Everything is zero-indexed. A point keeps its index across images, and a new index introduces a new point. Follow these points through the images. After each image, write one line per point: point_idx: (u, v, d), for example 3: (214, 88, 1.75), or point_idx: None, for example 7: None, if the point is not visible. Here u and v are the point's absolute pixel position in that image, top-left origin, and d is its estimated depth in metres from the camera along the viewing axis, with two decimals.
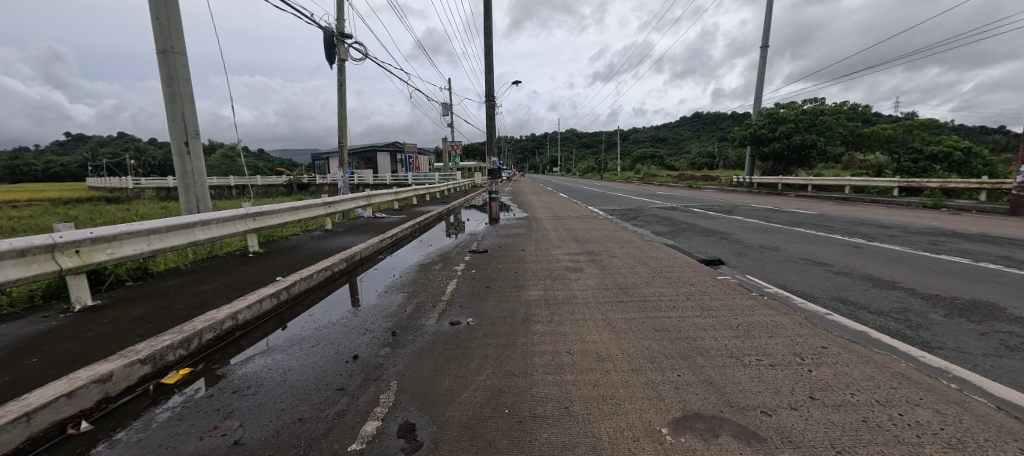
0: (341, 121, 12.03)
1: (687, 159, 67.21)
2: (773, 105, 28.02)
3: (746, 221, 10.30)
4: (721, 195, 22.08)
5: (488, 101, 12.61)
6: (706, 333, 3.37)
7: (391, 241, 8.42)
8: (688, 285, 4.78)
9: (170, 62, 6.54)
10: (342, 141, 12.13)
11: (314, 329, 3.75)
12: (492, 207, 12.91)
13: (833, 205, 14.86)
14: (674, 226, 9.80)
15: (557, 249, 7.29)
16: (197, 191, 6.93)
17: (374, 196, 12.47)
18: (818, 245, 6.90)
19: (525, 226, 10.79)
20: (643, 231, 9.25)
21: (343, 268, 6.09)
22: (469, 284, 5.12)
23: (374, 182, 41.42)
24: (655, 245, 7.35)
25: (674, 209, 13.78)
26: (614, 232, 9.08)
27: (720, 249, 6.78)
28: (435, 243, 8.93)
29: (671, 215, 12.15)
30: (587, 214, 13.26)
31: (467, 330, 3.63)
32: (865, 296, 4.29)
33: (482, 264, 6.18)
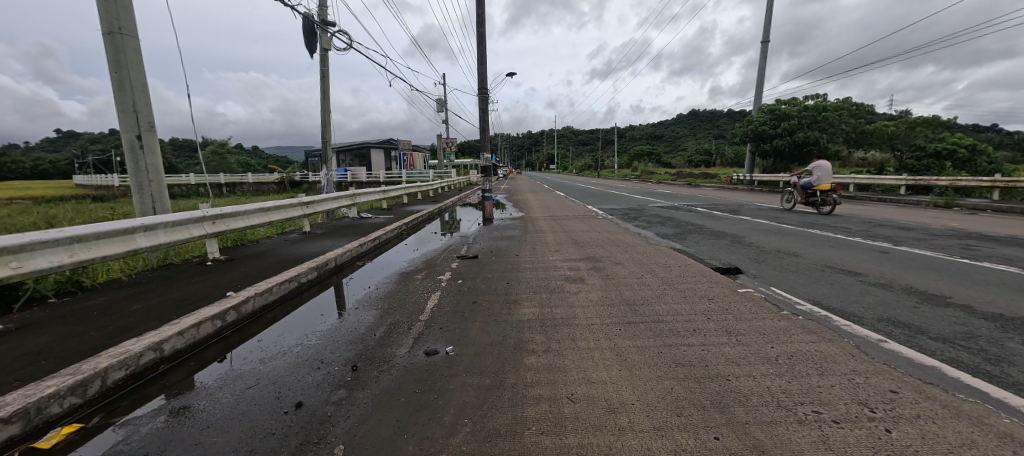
0: (325, 116, 11.29)
1: (685, 157, 66.75)
2: (775, 102, 27.48)
3: (756, 222, 9.63)
4: (723, 193, 21.52)
5: (481, 95, 11.90)
6: (740, 370, 2.71)
7: (373, 245, 7.70)
8: (707, 300, 4.13)
9: (119, 45, 5.84)
10: (326, 136, 11.39)
11: (257, 362, 3.06)
12: (486, 206, 12.19)
13: (842, 204, 14.29)
14: (680, 227, 9.15)
15: (554, 254, 6.61)
16: (152, 190, 6.23)
17: (360, 195, 11.76)
18: (842, 250, 6.25)
19: (520, 227, 10.13)
20: (647, 233, 8.60)
21: (314, 277, 5.40)
22: (454, 299, 4.43)
23: (368, 180, 40.67)
24: (661, 250, 6.68)
25: (678, 209, 13.08)
26: (616, 234, 8.42)
27: (734, 255, 6.13)
28: (425, 245, 8.26)
29: (675, 215, 11.47)
30: (586, 213, 12.61)
31: (445, 364, 2.94)
32: (917, 315, 3.64)
33: (470, 274, 5.48)
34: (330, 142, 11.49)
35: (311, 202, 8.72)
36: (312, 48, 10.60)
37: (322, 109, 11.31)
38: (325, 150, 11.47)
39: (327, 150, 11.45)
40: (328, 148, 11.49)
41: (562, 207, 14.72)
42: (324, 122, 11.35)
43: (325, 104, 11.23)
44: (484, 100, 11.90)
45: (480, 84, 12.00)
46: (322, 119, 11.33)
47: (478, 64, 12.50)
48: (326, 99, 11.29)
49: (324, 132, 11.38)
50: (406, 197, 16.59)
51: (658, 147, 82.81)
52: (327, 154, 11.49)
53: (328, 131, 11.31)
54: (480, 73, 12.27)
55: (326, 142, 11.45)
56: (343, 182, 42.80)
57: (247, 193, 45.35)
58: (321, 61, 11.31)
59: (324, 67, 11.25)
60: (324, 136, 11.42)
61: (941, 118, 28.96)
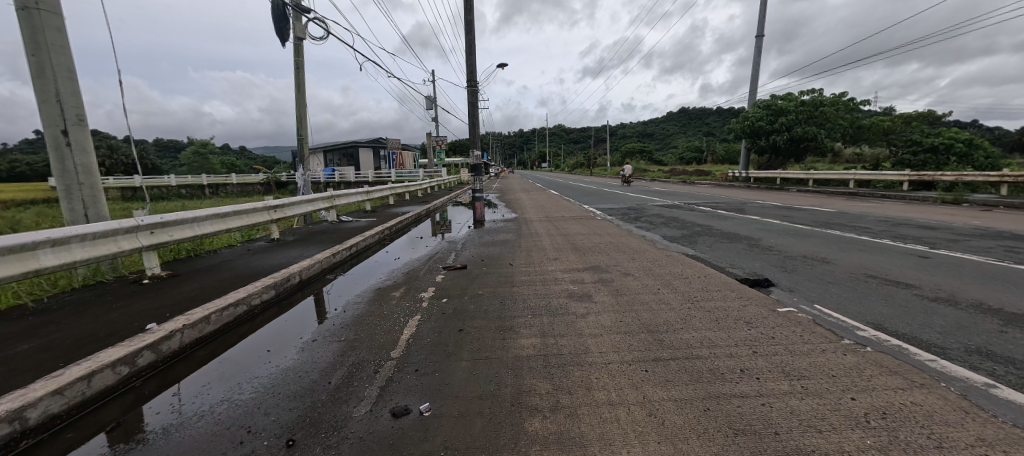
0: (301, 111, 10.38)
1: (677, 154, 66.51)
2: (771, 97, 27.04)
3: (767, 222, 8.95)
4: (721, 191, 20.91)
5: (470, 88, 11.04)
6: (824, 439, 1.95)
7: (350, 253, 6.85)
8: (745, 325, 3.38)
9: (35, 23, 4.91)
10: (303, 133, 10.48)
11: (158, 433, 2.23)
12: (476, 207, 11.37)
13: (848, 201, 13.72)
14: (687, 229, 8.43)
15: (553, 263, 5.85)
16: (82, 194, 5.32)
17: (340, 197, 10.84)
18: (876, 256, 5.55)
19: (513, 229, 9.35)
20: (652, 236, 7.87)
21: (273, 296, 4.56)
22: (436, 326, 3.61)
23: (355, 180, 39.55)
24: (673, 256, 5.93)
25: (680, 208, 12.36)
26: (618, 238, 7.66)
27: (758, 262, 5.39)
28: (409, 252, 7.44)
29: (678, 215, 10.75)
30: (583, 214, 11.86)
31: (417, 433, 2.14)
32: (1010, 342, 2.92)
33: (457, 290, 4.66)
34: (307, 139, 10.57)
35: (281, 205, 7.81)
36: (284, 35, 9.69)
37: (297, 103, 10.39)
38: (301, 148, 10.55)
39: (304, 148, 10.53)
40: (304, 145, 10.57)
41: (558, 208, 13.92)
42: (300, 117, 10.42)
43: (301, 98, 10.33)
44: (474, 93, 11.05)
45: (469, 76, 11.13)
46: (298, 114, 10.41)
47: (467, 55, 11.71)
48: (302, 92, 10.38)
49: (300, 128, 10.46)
50: (392, 197, 15.67)
51: (649, 144, 82.55)
52: (304, 152, 10.56)
53: (305, 127, 10.39)
54: (470, 64, 11.41)
55: (302, 139, 10.53)
56: (331, 183, 41.58)
57: (230, 194, 43.89)
58: (296, 51, 10.41)
59: (299, 58, 10.34)
60: (300, 132, 10.50)
61: (935, 113, 28.73)
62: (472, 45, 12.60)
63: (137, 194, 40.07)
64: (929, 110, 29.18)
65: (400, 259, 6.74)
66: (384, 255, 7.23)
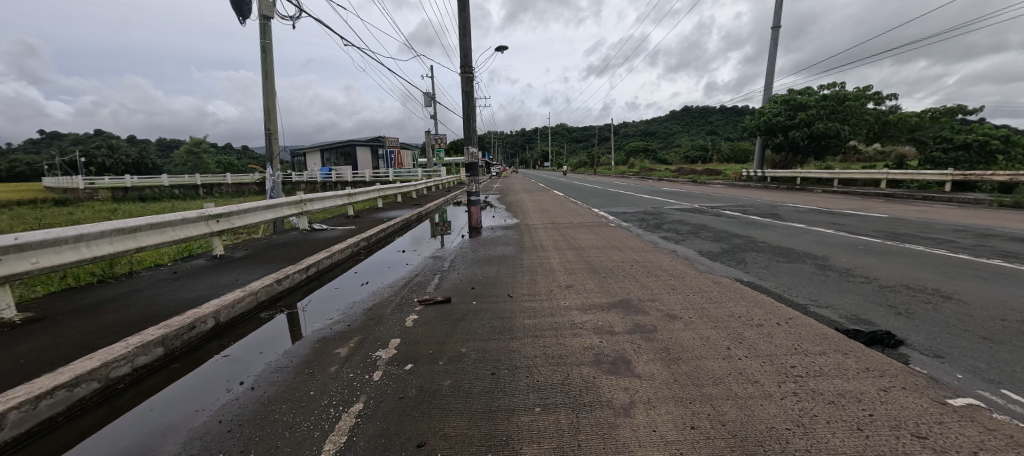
0: (270, 101, 9.04)
1: (682, 152, 64.74)
2: (789, 91, 25.47)
3: (819, 232, 7.47)
4: (741, 191, 19.30)
5: (464, 74, 9.59)
6: None
7: (308, 276, 5.40)
8: (925, 448, 1.88)
9: None
10: (272, 128, 9.10)
11: None
12: (472, 212, 9.93)
13: (892, 205, 12.17)
14: (725, 241, 6.97)
15: (566, 294, 4.38)
16: None
17: (316, 201, 9.37)
18: (1010, 288, 4.04)
19: (514, 240, 7.93)
20: (686, 251, 6.42)
21: (160, 357, 3.10)
22: (380, 434, 2.14)
23: (352, 180, 38.27)
24: (727, 285, 4.46)
25: (704, 213, 10.84)
26: (644, 255, 6.20)
27: (854, 299, 3.89)
28: (386, 270, 5.97)
29: (707, 222, 9.26)
30: (593, 220, 10.42)
31: None
32: None
33: (430, 347, 3.18)
34: (277, 134, 9.18)
35: (230, 214, 6.32)
36: (247, 13, 8.34)
37: (266, 94, 9.03)
38: (270, 144, 9.15)
39: (274, 145, 9.14)
40: (275, 142, 9.19)
41: (565, 212, 12.46)
42: (269, 109, 9.07)
43: (271, 88, 8.98)
44: (469, 80, 9.59)
45: (463, 61, 9.68)
46: (266, 106, 9.06)
47: (461, 38, 10.25)
48: (271, 80, 9.03)
49: (268, 121, 9.08)
50: (381, 199, 14.25)
51: (655, 143, 80.71)
52: (273, 149, 9.15)
53: (274, 122, 9.02)
54: (464, 48, 9.95)
55: (272, 134, 9.15)
56: (328, 183, 40.23)
57: (225, 194, 42.67)
58: (262, 32, 9.03)
59: (268, 41, 8.99)
60: (269, 127, 9.12)
61: (965, 107, 26.90)
62: (467, 29, 11.15)
63: (128, 194, 38.98)
64: (958, 104, 27.38)
65: (368, 284, 5.25)
66: (353, 276, 5.74)
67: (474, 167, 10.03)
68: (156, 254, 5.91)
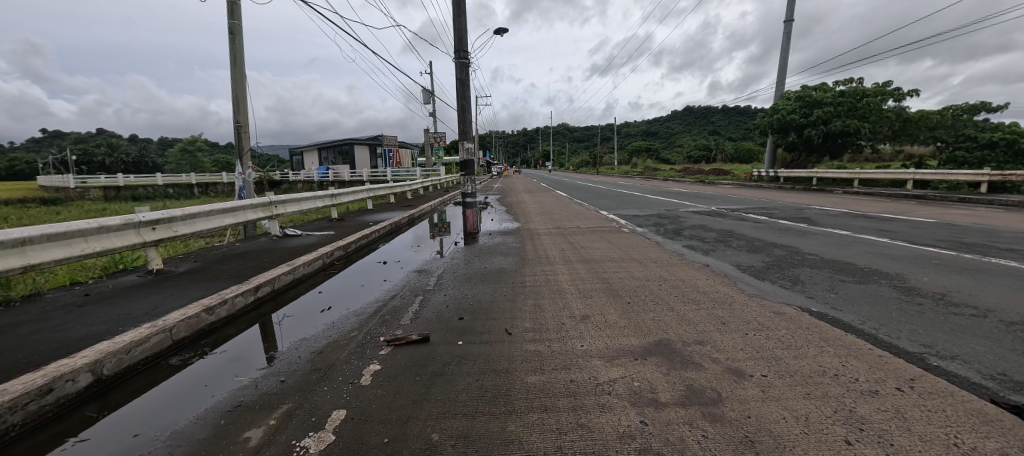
0: (240, 91, 8.03)
1: (686, 152, 63.48)
2: (804, 87, 24.27)
3: (872, 242, 6.38)
4: (757, 193, 18.15)
5: (457, 60, 8.54)
6: None
7: (257, 300, 4.33)
8: None
9: None
10: (242, 121, 8.06)
11: None
12: (468, 215, 8.85)
13: (934, 209, 10.96)
14: (766, 252, 5.88)
15: (584, 330, 3.32)
16: None
17: (291, 202, 8.30)
18: None
19: (514, 249, 6.86)
20: (722, 265, 5.32)
21: None
22: None
23: (350, 179, 37.32)
24: (794, 320, 3.38)
25: (726, 217, 9.74)
26: (670, 270, 5.12)
27: (987, 346, 2.79)
28: (360, 288, 4.86)
29: (733, 227, 8.16)
30: (603, 225, 9.33)
31: None
32: None
33: (388, 431, 2.10)
34: (247, 127, 8.15)
35: (173, 218, 5.21)
36: None
37: (235, 82, 8.03)
38: (240, 138, 8.11)
39: (243, 139, 8.11)
40: (245, 137, 8.15)
41: (571, 215, 11.38)
42: (239, 100, 8.05)
43: (240, 75, 7.98)
44: (463, 67, 8.55)
45: (456, 46, 8.61)
46: (235, 96, 8.04)
47: (455, 21, 9.19)
48: (241, 67, 8.02)
49: (237, 113, 8.04)
50: (372, 200, 13.20)
51: (658, 143, 79.42)
52: (243, 144, 8.11)
53: (243, 112, 8.00)
54: (458, 31, 8.87)
55: (242, 128, 8.11)
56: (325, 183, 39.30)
57: (220, 193, 41.62)
58: (231, 12, 8.02)
59: (237, 23, 8.00)
60: (238, 120, 8.09)
61: (989, 104, 25.55)
62: (463, 13, 10.08)
63: (120, 194, 38.13)
64: (981, 101, 26.01)
65: (330, 311, 4.11)
66: (316, 298, 4.62)
67: (470, 165, 8.94)
68: (79, 269, 4.87)
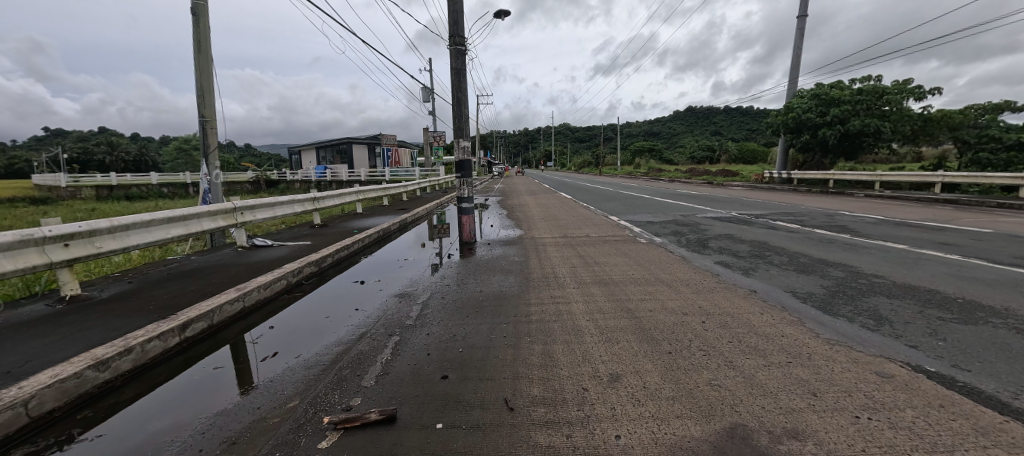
0: (206, 81, 7.10)
1: (690, 152, 62.40)
2: (820, 85, 23.18)
3: (942, 259, 5.36)
4: (775, 196, 17.10)
5: (452, 46, 7.59)
6: None
7: (183, 342, 3.35)
8: None
9: None
10: (208, 115, 7.11)
11: None
12: (464, 222, 7.86)
13: (983, 216, 9.87)
14: (822, 273, 4.85)
15: (616, 406, 2.31)
16: None
17: (263, 207, 7.30)
18: None
19: (516, 265, 5.88)
20: (773, 291, 4.29)
21: None
22: None
23: (348, 179, 36.56)
24: (915, 391, 2.37)
25: (752, 225, 8.75)
26: (709, 298, 4.12)
27: None
28: (323, 322, 3.87)
29: (766, 238, 7.14)
30: (616, 233, 8.35)
31: None
32: None
33: None
34: (214, 122, 7.20)
35: (98, 231, 4.20)
36: None
37: (201, 71, 7.09)
38: (205, 135, 7.14)
39: (210, 135, 7.17)
40: (212, 133, 7.19)
41: (578, 220, 10.39)
42: (205, 91, 7.10)
43: (205, 63, 7.06)
44: (459, 54, 7.60)
45: (451, 30, 7.65)
46: (200, 86, 7.07)
47: (451, 4, 8.22)
48: (206, 53, 7.10)
49: (202, 106, 7.07)
50: (362, 203, 12.21)
51: (662, 143, 78.35)
52: (209, 141, 7.16)
53: (209, 105, 7.06)
54: (453, 15, 7.90)
55: (208, 123, 7.15)
56: (323, 183, 38.50)
57: None
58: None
59: (203, 4, 7.06)
60: (203, 114, 7.13)
61: (1014, 102, 24.32)
62: None
63: (114, 193, 37.49)
64: (1006, 100, 24.76)
65: (272, 360, 3.13)
66: (263, 337, 3.62)
67: (466, 166, 7.94)
68: None
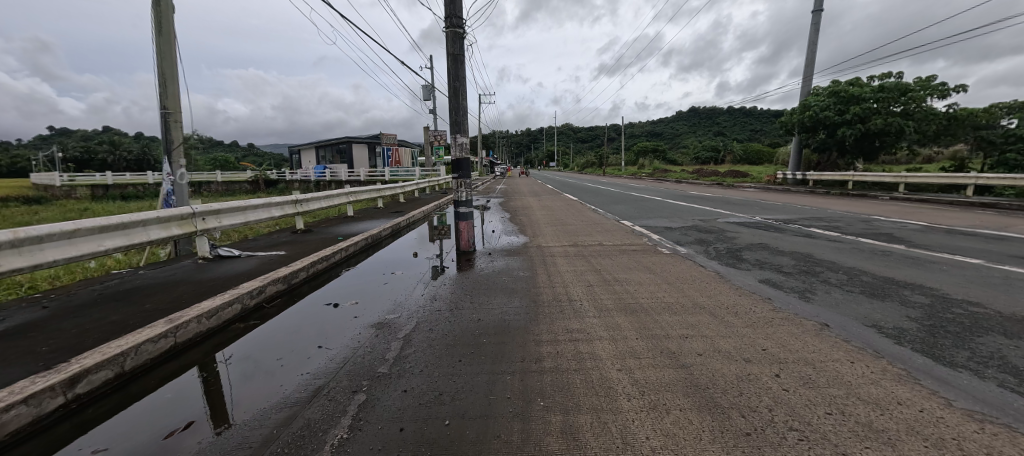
0: (168, 68, 6.24)
1: (694, 153, 61.44)
2: (837, 83, 22.19)
3: None
4: (794, 199, 16.13)
5: (449, 28, 6.73)
6: None
7: (70, 403, 2.45)
8: None
9: None
10: (170, 106, 6.25)
11: None
12: (461, 229, 6.94)
13: None
14: (902, 300, 3.90)
15: None
16: None
17: (233, 210, 6.38)
18: None
19: (521, 283, 4.96)
20: (850, 326, 3.35)
21: None
22: None
23: (347, 179, 35.88)
24: None
25: (785, 232, 7.81)
26: (771, 335, 3.19)
27: None
28: (271, 369, 2.96)
29: (810, 250, 6.18)
30: (632, 242, 7.45)
31: None
32: None
33: None
34: (177, 114, 6.33)
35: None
36: None
37: (163, 57, 6.23)
38: (167, 130, 6.27)
39: (172, 130, 6.29)
40: (175, 127, 6.33)
41: (588, 226, 9.50)
42: (167, 79, 6.23)
43: (167, 47, 6.20)
44: (456, 38, 6.74)
45: (447, 11, 6.76)
46: (161, 74, 6.21)
47: None
48: (169, 36, 6.24)
49: (163, 96, 6.21)
50: (352, 206, 11.28)
51: (665, 144, 77.36)
52: (172, 136, 6.29)
53: (171, 95, 6.19)
54: None
55: (171, 115, 6.28)
56: (321, 183, 37.78)
57: (214, 192, 40.02)
58: None
59: None
60: (165, 105, 6.25)
61: None
62: None
63: (109, 192, 36.85)
64: None
65: (180, 437, 2.19)
66: (185, 394, 2.68)
67: (463, 165, 7.04)
68: None
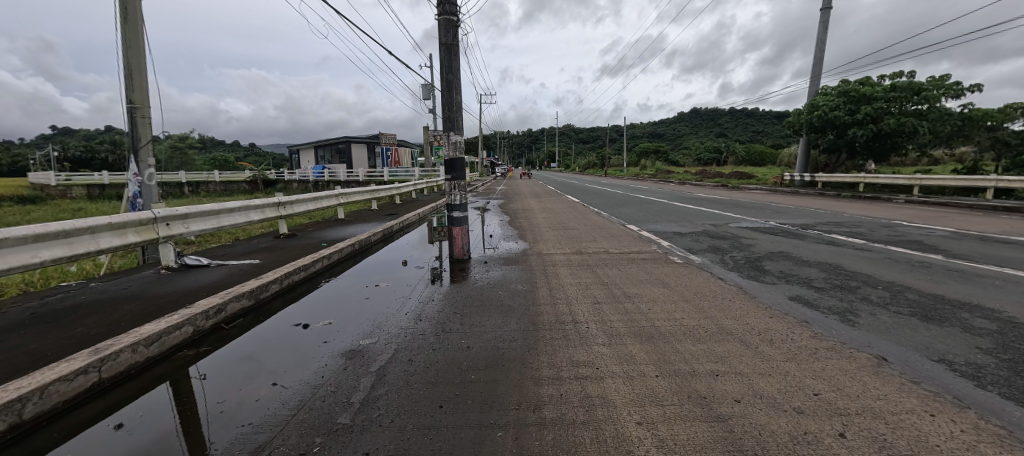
0: (135, 58, 5.71)
1: (697, 153, 60.75)
2: (848, 81, 21.55)
3: None
4: (805, 201, 15.52)
5: (441, 16, 6.16)
6: None
7: None
8: None
9: None
10: (137, 100, 5.72)
11: None
12: (455, 234, 6.37)
13: None
14: (965, 327, 3.31)
15: None
16: None
17: (204, 214, 5.80)
18: None
19: (519, 299, 4.39)
20: (915, 362, 2.76)
21: None
22: None
23: (345, 179, 35.37)
24: None
25: (806, 239, 7.22)
26: (820, 374, 2.62)
27: None
28: (204, 417, 2.36)
29: (839, 260, 5.60)
30: (641, 249, 6.89)
31: None
32: None
33: None
34: (145, 108, 5.80)
35: None
36: None
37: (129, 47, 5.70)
38: (134, 126, 5.74)
39: (139, 126, 5.76)
40: (143, 123, 5.80)
41: (592, 231, 8.94)
42: (133, 70, 5.70)
43: (133, 35, 5.68)
44: (449, 26, 6.18)
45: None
46: (126, 65, 5.68)
47: None
48: (135, 24, 5.71)
49: (129, 89, 5.68)
50: (344, 208, 10.72)
51: (668, 144, 76.63)
52: (138, 133, 5.75)
53: (137, 88, 5.65)
54: None
55: (137, 110, 5.74)
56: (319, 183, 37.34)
57: (212, 192, 39.65)
58: None
59: None
60: (131, 99, 5.71)
61: None
62: None
63: (105, 192, 36.47)
64: None
65: None
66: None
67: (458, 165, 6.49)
68: None
